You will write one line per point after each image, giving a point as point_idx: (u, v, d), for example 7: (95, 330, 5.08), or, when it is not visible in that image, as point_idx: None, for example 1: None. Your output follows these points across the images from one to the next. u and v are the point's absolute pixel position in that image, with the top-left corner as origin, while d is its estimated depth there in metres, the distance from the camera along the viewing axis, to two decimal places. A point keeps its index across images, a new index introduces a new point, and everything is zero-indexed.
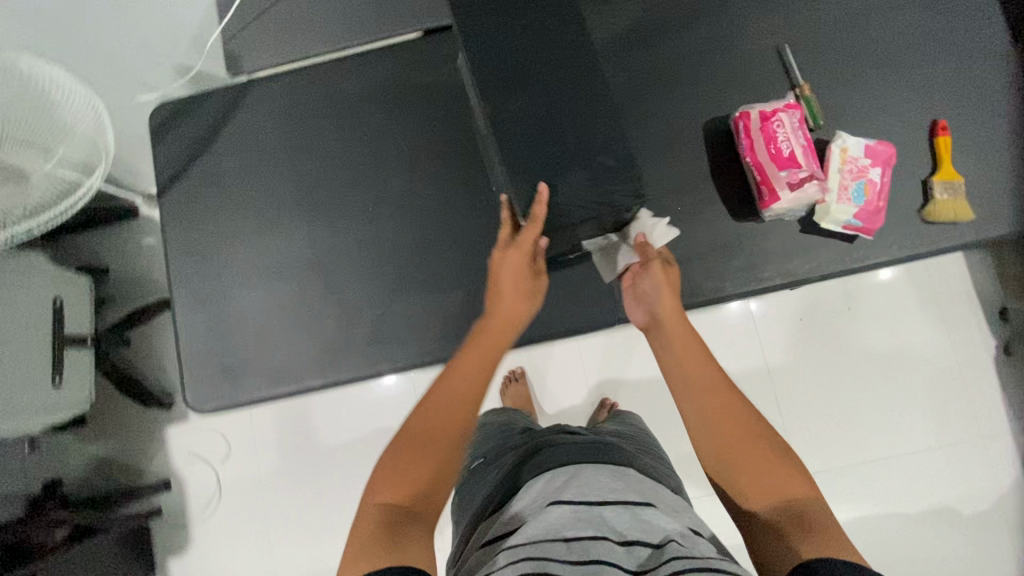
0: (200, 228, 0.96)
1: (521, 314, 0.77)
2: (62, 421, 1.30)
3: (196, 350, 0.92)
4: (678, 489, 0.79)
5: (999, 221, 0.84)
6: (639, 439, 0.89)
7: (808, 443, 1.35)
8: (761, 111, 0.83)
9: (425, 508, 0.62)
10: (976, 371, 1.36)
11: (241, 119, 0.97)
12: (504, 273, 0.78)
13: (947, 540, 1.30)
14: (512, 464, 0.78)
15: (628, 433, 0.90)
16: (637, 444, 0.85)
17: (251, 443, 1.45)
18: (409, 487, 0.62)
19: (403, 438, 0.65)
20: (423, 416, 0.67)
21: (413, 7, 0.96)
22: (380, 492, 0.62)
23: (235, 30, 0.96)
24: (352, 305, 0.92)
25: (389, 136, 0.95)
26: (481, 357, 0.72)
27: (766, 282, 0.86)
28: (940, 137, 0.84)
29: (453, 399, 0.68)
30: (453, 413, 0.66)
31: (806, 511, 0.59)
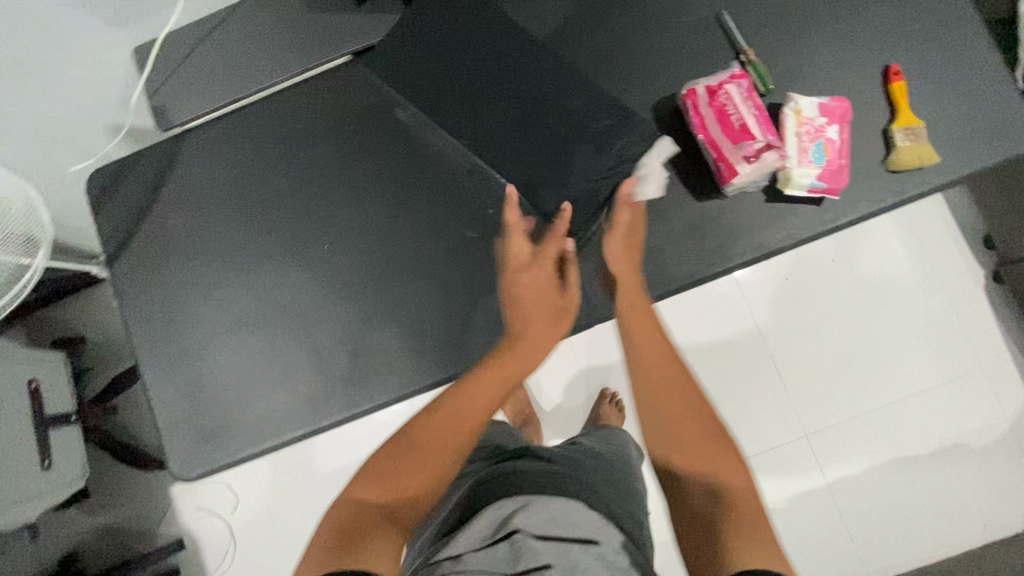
0: (154, 293, 0.92)
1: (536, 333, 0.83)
2: (60, 501, 1.27)
3: (172, 416, 0.89)
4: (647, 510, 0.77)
5: (966, 159, 0.82)
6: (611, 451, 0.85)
7: (811, 401, 1.34)
8: (707, 85, 0.80)
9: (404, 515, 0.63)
10: (968, 303, 1.35)
11: (178, 172, 0.93)
12: (529, 286, 0.83)
13: (962, 475, 1.29)
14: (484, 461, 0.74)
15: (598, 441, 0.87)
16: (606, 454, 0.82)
17: (257, 490, 1.42)
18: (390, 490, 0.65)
19: (409, 441, 0.70)
20: (432, 422, 0.72)
21: (335, 27, 0.91)
22: (363, 490, 0.65)
23: (157, 81, 0.92)
24: (323, 346, 0.89)
25: (333, 166, 0.91)
26: (482, 388, 0.77)
27: (740, 258, 0.83)
28: (893, 83, 0.82)
29: (471, 418, 0.73)
30: (466, 429, 0.72)
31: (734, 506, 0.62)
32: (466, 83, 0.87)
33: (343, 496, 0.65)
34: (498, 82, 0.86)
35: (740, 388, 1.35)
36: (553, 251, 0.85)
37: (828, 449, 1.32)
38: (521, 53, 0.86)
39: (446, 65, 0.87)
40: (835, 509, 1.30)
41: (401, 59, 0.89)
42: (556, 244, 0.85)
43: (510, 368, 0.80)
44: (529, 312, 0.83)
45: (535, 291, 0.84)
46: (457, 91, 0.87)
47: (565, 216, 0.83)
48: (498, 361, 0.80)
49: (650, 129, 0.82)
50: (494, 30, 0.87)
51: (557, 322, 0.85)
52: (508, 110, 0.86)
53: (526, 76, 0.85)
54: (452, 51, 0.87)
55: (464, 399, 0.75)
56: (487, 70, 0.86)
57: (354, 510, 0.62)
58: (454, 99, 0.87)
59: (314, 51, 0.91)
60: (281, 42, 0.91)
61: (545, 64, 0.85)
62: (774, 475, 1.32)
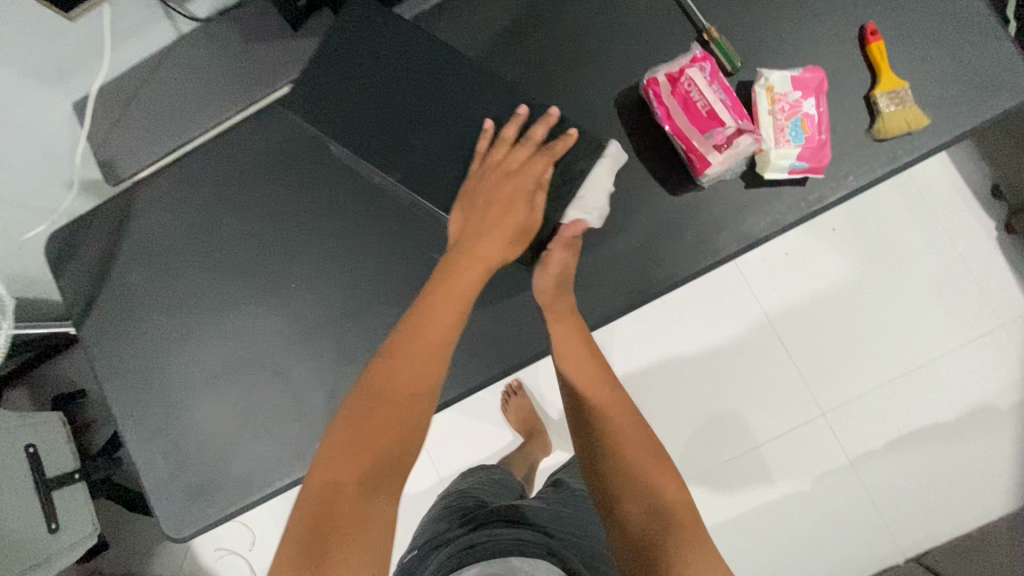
0: (126, 352, 0.90)
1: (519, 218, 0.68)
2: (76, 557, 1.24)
3: (159, 477, 0.87)
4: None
5: (960, 117, 0.76)
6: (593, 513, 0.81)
7: (825, 379, 1.28)
8: (668, 72, 0.75)
9: (387, 475, 0.54)
10: (982, 258, 1.27)
11: (137, 226, 0.90)
12: (492, 195, 0.68)
13: (992, 439, 1.23)
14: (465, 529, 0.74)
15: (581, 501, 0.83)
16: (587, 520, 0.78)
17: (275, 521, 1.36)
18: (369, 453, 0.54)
19: (370, 390, 0.57)
20: (391, 363, 0.59)
21: (276, 55, 0.87)
22: (334, 457, 0.54)
23: (100, 133, 0.89)
24: (302, 388, 0.86)
25: (292, 201, 0.88)
26: (457, 290, 0.64)
27: (724, 252, 0.78)
28: (872, 44, 0.76)
29: (437, 343, 0.61)
30: (434, 357, 0.60)
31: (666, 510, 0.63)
32: (385, 114, 0.74)
33: (306, 481, 0.54)
34: (422, 108, 0.74)
35: (748, 374, 1.29)
36: (534, 167, 0.68)
37: (848, 427, 1.27)
38: (440, 72, 0.75)
39: (359, 98, 0.75)
40: (862, 490, 1.24)
41: (306, 93, 0.75)
42: (539, 157, 0.69)
43: (473, 265, 0.66)
44: (490, 221, 0.67)
45: (499, 201, 0.67)
46: (378, 125, 0.74)
47: (551, 120, 0.71)
48: (457, 262, 0.66)
49: (596, 143, 0.72)
50: (403, 48, 0.76)
51: (520, 242, 0.69)
52: (441, 138, 0.74)
53: (452, 98, 0.74)
54: (363, 80, 0.75)
55: (438, 312, 0.63)
56: (407, 97, 0.75)
57: (326, 495, 0.51)
58: (377, 134, 0.74)
59: (255, 84, 0.87)
60: (222, 79, 0.87)
61: (470, 81, 0.75)
62: (794, 460, 1.27)
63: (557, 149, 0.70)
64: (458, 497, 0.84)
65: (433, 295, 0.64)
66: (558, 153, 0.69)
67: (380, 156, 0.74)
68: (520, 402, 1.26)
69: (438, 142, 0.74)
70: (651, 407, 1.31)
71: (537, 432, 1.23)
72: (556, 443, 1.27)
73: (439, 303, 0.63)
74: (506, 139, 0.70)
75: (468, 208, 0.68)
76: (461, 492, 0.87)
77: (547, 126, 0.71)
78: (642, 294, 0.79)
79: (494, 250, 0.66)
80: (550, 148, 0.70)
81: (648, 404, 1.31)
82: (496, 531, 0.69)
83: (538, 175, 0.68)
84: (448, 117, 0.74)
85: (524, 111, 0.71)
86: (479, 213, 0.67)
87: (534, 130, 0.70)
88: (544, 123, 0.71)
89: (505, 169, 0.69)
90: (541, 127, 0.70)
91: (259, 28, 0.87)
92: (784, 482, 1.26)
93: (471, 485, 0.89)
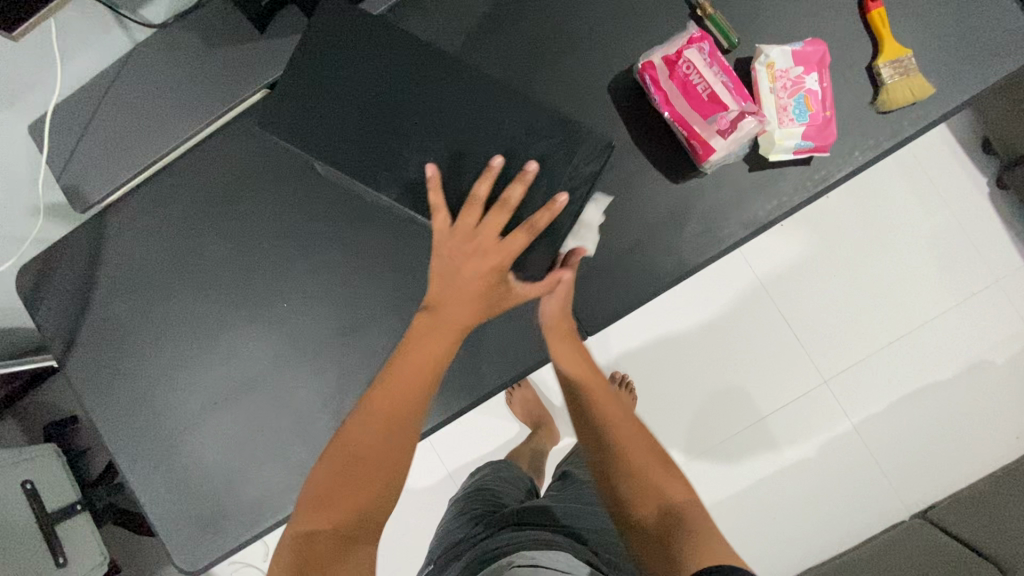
0: (116, 389, 0.85)
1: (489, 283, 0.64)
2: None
3: (165, 512, 0.84)
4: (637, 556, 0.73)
5: (963, 82, 0.73)
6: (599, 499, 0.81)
7: (826, 347, 1.28)
8: (665, 55, 0.71)
9: (364, 527, 0.58)
10: (975, 214, 1.27)
11: (112, 252, 0.85)
12: (468, 268, 0.64)
13: (990, 393, 1.25)
14: (481, 532, 0.73)
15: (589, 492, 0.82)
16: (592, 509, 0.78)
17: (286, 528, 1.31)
18: (344, 511, 0.58)
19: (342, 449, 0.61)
20: (364, 427, 0.61)
21: (245, 59, 0.81)
22: (311, 517, 0.58)
23: (64, 156, 0.82)
24: (306, 410, 0.83)
25: (276, 215, 0.83)
26: (427, 355, 0.65)
27: (730, 240, 0.76)
28: (873, 11, 0.72)
29: (411, 413, 0.63)
30: (406, 425, 0.63)
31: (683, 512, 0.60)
32: (374, 123, 0.69)
33: (291, 524, 0.59)
34: (417, 113, 0.70)
35: (751, 349, 1.29)
36: (513, 243, 0.63)
37: (851, 393, 1.28)
38: (429, 72, 0.70)
39: (343, 107, 0.70)
40: (868, 453, 1.26)
41: (286, 103, 0.70)
42: (519, 233, 0.63)
43: (446, 336, 0.65)
44: (465, 293, 0.65)
45: (474, 277, 0.64)
46: (367, 136, 0.69)
47: (527, 178, 0.63)
48: (431, 331, 0.65)
49: (604, 140, 0.68)
50: (387, 48, 0.71)
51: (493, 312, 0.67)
52: (432, 142, 0.69)
53: (445, 99, 0.69)
54: (341, 90, 0.70)
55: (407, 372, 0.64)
56: (401, 100, 0.70)
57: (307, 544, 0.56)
58: (370, 142, 0.69)
59: (223, 91, 0.81)
60: (186, 89, 0.81)
61: (462, 84, 0.70)
62: (798, 429, 1.28)
63: (541, 220, 0.63)
64: (468, 503, 0.83)
65: (406, 365, 0.64)
66: (541, 228, 0.63)
67: (379, 166, 0.69)
68: (524, 392, 1.25)
69: (440, 146, 0.69)
70: (656, 388, 1.30)
71: (543, 421, 1.23)
72: (565, 431, 1.27)
73: (408, 375, 0.64)
74: (477, 199, 0.63)
75: (441, 268, 0.65)
76: (468, 497, 0.86)
77: (526, 185, 0.63)
78: (648, 289, 0.77)
79: (467, 323, 0.66)
80: (534, 219, 0.63)
81: (653, 387, 1.30)
82: (513, 534, 0.69)
83: (513, 252, 0.63)
84: (438, 114, 0.69)
85: (496, 164, 0.64)
86: (454, 283, 0.65)
87: (511, 190, 0.63)
88: (522, 181, 0.63)
89: (480, 240, 0.64)
90: (519, 187, 0.63)
91: (221, 31, 0.81)
92: (790, 452, 1.28)
93: (477, 487, 0.89)
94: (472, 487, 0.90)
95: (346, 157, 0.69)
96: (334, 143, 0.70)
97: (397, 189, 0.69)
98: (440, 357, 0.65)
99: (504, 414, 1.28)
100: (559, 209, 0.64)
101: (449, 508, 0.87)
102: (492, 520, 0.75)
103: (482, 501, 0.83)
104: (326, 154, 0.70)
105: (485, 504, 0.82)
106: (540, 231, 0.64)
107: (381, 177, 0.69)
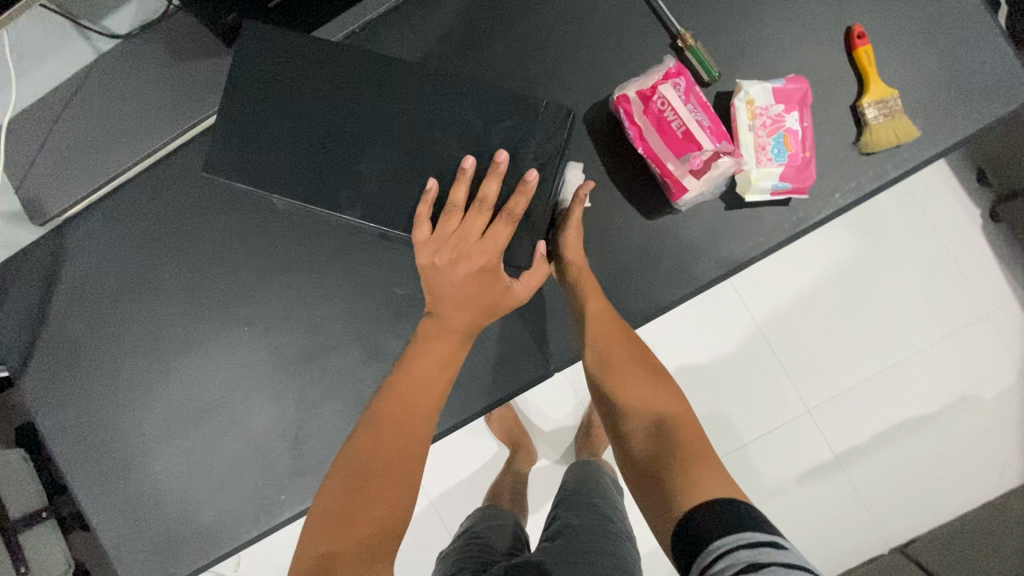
0: (72, 408, 0.83)
1: (483, 285, 0.63)
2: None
3: (118, 536, 0.82)
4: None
5: (948, 126, 0.71)
6: (589, 529, 0.74)
7: (809, 377, 1.24)
8: (640, 89, 0.69)
9: (377, 544, 0.57)
10: (968, 246, 1.22)
11: (72, 268, 0.82)
12: (458, 273, 0.62)
13: (976, 430, 1.21)
14: None
15: (579, 522, 0.76)
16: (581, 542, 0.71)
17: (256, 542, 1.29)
18: (352, 533, 0.57)
19: (345, 465, 0.60)
20: (370, 439, 0.61)
21: (211, 74, 0.78)
22: (315, 543, 0.57)
23: (23, 170, 0.79)
24: (265, 438, 0.81)
25: (239, 236, 0.81)
26: (436, 364, 0.64)
27: (704, 279, 0.73)
28: (859, 48, 0.70)
29: (419, 420, 0.63)
30: (418, 434, 0.62)
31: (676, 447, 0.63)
32: (331, 144, 0.65)
33: (295, 556, 0.58)
34: (376, 120, 0.65)
35: (735, 374, 1.24)
36: (498, 237, 0.62)
37: (835, 424, 1.23)
38: (391, 88, 0.65)
39: (295, 128, 0.66)
40: (849, 484, 1.22)
41: (234, 135, 0.66)
42: (500, 223, 0.62)
43: (450, 341, 0.65)
44: (462, 299, 0.63)
45: (465, 279, 0.62)
46: (325, 158, 0.65)
47: (500, 171, 0.62)
48: (432, 341, 0.65)
49: (565, 111, 0.65)
50: (339, 56, 0.66)
51: (499, 311, 0.66)
52: (393, 166, 0.65)
53: (415, 92, 0.65)
54: (297, 107, 0.66)
55: (412, 383, 0.64)
56: (357, 111, 0.65)
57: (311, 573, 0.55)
58: (326, 163, 0.65)
59: (187, 107, 0.78)
60: (151, 103, 0.78)
61: (425, 103, 0.65)
62: (779, 458, 1.24)
63: (517, 208, 0.61)
64: (456, 562, 0.78)
65: (410, 377, 0.64)
66: (519, 214, 0.61)
67: (340, 183, 0.65)
68: (503, 413, 1.18)
69: (403, 157, 0.65)
70: None
71: (521, 443, 1.18)
72: (544, 451, 1.21)
73: (413, 384, 0.64)
74: (456, 206, 0.62)
75: (434, 279, 0.63)
76: (454, 557, 0.81)
77: (499, 181, 0.62)
78: (618, 326, 0.75)
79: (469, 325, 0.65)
80: (510, 208, 0.62)
81: None
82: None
83: (502, 243, 0.62)
84: (399, 134, 0.65)
85: (468, 165, 0.61)
86: (449, 292, 0.63)
87: (486, 187, 0.61)
88: (494, 175, 0.62)
89: (466, 241, 0.62)
90: (493, 182, 0.62)
91: (189, 44, 0.78)
92: (770, 480, 1.24)
93: (464, 545, 0.84)
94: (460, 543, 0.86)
95: (302, 181, 0.66)
96: (289, 162, 0.66)
97: (360, 208, 0.65)
98: (445, 361, 0.65)
99: (481, 434, 1.22)
100: (532, 190, 0.62)
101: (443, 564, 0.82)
102: None
103: (471, 558, 0.78)
104: (286, 176, 0.66)
105: (470, 564, 0.76)
106: (519, 218, 0.62)
107: (335, 201, 0.65)
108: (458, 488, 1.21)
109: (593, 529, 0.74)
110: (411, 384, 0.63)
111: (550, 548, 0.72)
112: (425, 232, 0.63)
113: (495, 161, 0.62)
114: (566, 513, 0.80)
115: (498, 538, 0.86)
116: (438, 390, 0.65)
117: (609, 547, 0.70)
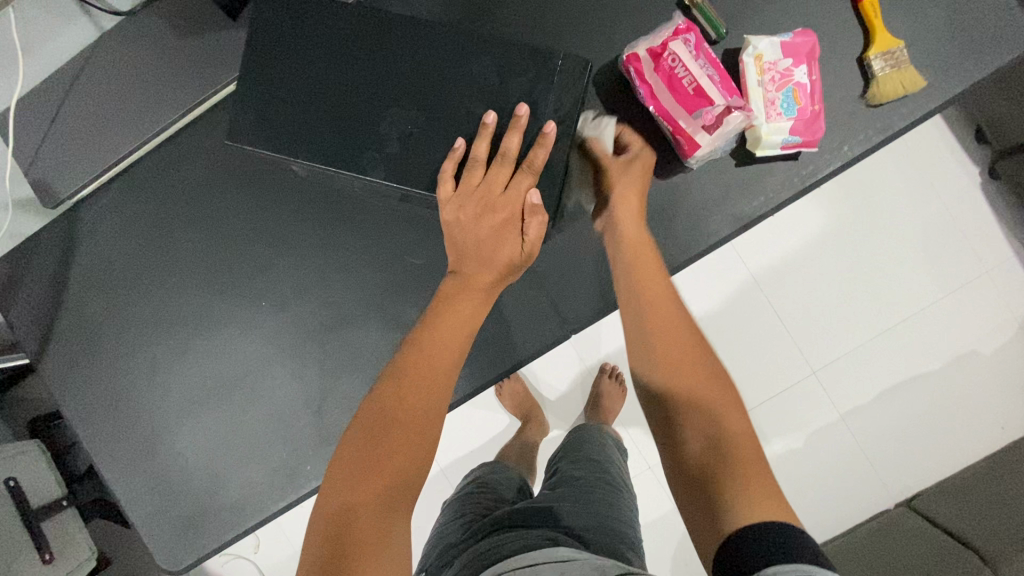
0: (93, 389, 0.83)
1: (506, 240, 0.65)
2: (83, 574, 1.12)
3: (146, 512, 0.83)
4: (625, 527, 0.71)
5: (953, 77, 0.72)
6: (586, 479, 0.79)
7: (813, 337, 1.25)
8: (650, 47, 0.70)
9: (402, 496, 0.58)
10: (968, 203, 1.23)
11: (87, 249, 0.82)
12: (483, 227, 0.65)
13: (977, 385, 1.22)
14: (470, 537, 0.72)
15: (575, 475, 0.80)
16: (579, 490, 0.76)
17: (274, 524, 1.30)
18: (373, 489, 0.57)
19: (373, 415, 0.61)
20: (396, 392, 0.62)
21: (218, 50, 0.78)
22: (338, 497, 0.57)
23: (32, 154, 0.79)
24: (288, 410, 0.82)
25: (250, 212, 0.81)
26: (458, 323, 0.65)
27: (717, 236, 0.74)
28: (866, 1, 0.71)
29: (441, 376, 0.63)
30: (441, 386, 0.63)
31: (723, 435, 0.57)
32: (352, 108, 0.67)
33: (319, 511, 0.58)
34: (397, 81, 0.67)
35: (741, 338, 1.25)
36: (520, 190, 0.65)
37: (839, 384, 1.24)
38: (410, 51, 0.67)
39: (316, 91, 0.67)
40: (855, 444, 1.24)
41: (255, 104, 0.68)
42: (522, 174, 0.65)
43: (471, 298, 0.66)
44: (485, 254, 0.66)
45: (490, 232, 0.65)
46: (347, 121, 0.67)
47: (521, 124, 0.64)
48: (454, 297, 0.66)
49: (582, 63, 0.67)
50: (363, 16, 0.67)
51: (518, 270, 0.68)
52: (417, 123, 0.67)
53: (432, 53, 0.67)
54: (316, 76, 0.67)
55: (435, 339, 0.65)
56: (376, 73, 0.67)
57: (343, 522, 0.55)
58: (351, 126, 0.67)
59: (191, 84, 0.78)
60: (159, 80, 0.78)
61: (443, 61, 0.67)
62: (786, 419, 1.25)
63: (538, 159, 0.65)
64: (456, 509, 0.82)
65: (434, 333, 0.65)
66: (540, 165, 0.65)
67: (362, 146, 0.67)
68: (514, 386, 1.20)
69: (423, 117, 0.67)
70: None
71: (534, 414, 1.19)
72: (555, 422, 1.22)
73: (436, 340, 0.65)
74: (478, 160, 0.64)
75: (458, 235, 0.66)
76: (461, 502, 0.84)
77: (521, 134, 0.65)
78: None
79: (491, 282, 0.66)
80: (530, 160, 0.65)
81: None
82: (503, 536, 0.66)
83: (524, 195, 0.65)
84: (421, 93, 0.67)
85: (491, 121, 0.64)
86: (472, 246, 0.66)
87: (508, 141, 0.64)
88: (515, 130, 0.64)
89: (490, 196, 0.65)
90: (514, 136, 0.64)
91: (194, 20, 0.78)
92: (778, 443, 1.25)
93: (468, 492, 0.86)
94: (467, 487, 0.89)
95: (329, 139, 0.67)
96: (312, 129, 0.67)
97: (383, 170, 0.67)
98: (468, 318, 0.66)
99: (494, 407, 1.23)
100: (551, 141, 0.65)
101: (444, 510, 0.85)
102: (480, 525, 0.74)
103: (474, 503, 0.82)
104: (307, 144, 0.67)
105: (476, 509, 0.79)
106: (539, 169, 0.65)
107: (357, 162, 0.67)
108: (473, 460, 1.23)
109: (592, 481, 0.79)
110: (436, 339, 0.64)
111: (554, 493, 0.76)
112: (450, 189, 0.65)
113: (515, 115, 0.65)
114: (566, 466, 0.85)
115: (503, 488, 0.88)
116: (460, 346, 0.65)
117: (610, 500, 0.74)
